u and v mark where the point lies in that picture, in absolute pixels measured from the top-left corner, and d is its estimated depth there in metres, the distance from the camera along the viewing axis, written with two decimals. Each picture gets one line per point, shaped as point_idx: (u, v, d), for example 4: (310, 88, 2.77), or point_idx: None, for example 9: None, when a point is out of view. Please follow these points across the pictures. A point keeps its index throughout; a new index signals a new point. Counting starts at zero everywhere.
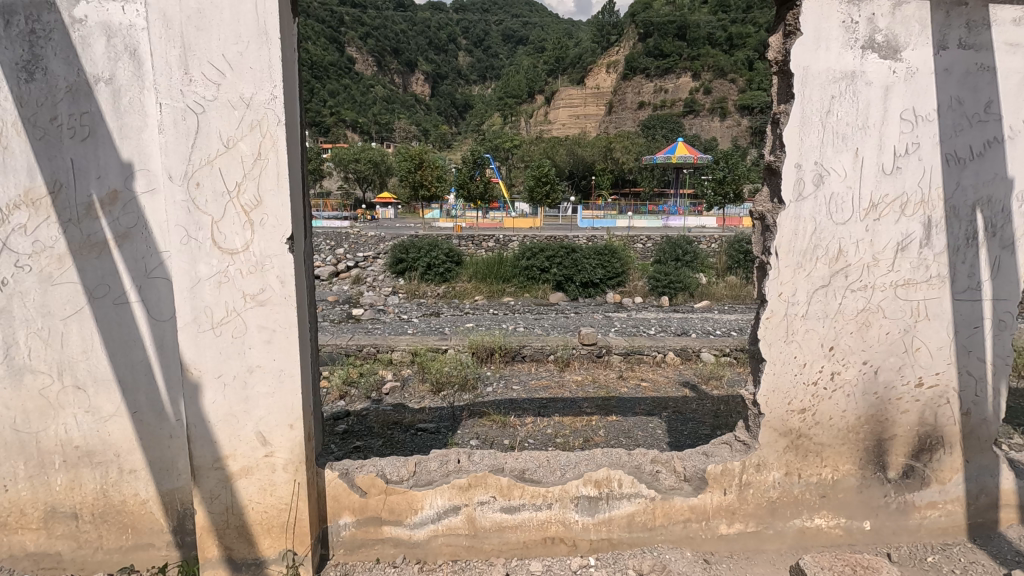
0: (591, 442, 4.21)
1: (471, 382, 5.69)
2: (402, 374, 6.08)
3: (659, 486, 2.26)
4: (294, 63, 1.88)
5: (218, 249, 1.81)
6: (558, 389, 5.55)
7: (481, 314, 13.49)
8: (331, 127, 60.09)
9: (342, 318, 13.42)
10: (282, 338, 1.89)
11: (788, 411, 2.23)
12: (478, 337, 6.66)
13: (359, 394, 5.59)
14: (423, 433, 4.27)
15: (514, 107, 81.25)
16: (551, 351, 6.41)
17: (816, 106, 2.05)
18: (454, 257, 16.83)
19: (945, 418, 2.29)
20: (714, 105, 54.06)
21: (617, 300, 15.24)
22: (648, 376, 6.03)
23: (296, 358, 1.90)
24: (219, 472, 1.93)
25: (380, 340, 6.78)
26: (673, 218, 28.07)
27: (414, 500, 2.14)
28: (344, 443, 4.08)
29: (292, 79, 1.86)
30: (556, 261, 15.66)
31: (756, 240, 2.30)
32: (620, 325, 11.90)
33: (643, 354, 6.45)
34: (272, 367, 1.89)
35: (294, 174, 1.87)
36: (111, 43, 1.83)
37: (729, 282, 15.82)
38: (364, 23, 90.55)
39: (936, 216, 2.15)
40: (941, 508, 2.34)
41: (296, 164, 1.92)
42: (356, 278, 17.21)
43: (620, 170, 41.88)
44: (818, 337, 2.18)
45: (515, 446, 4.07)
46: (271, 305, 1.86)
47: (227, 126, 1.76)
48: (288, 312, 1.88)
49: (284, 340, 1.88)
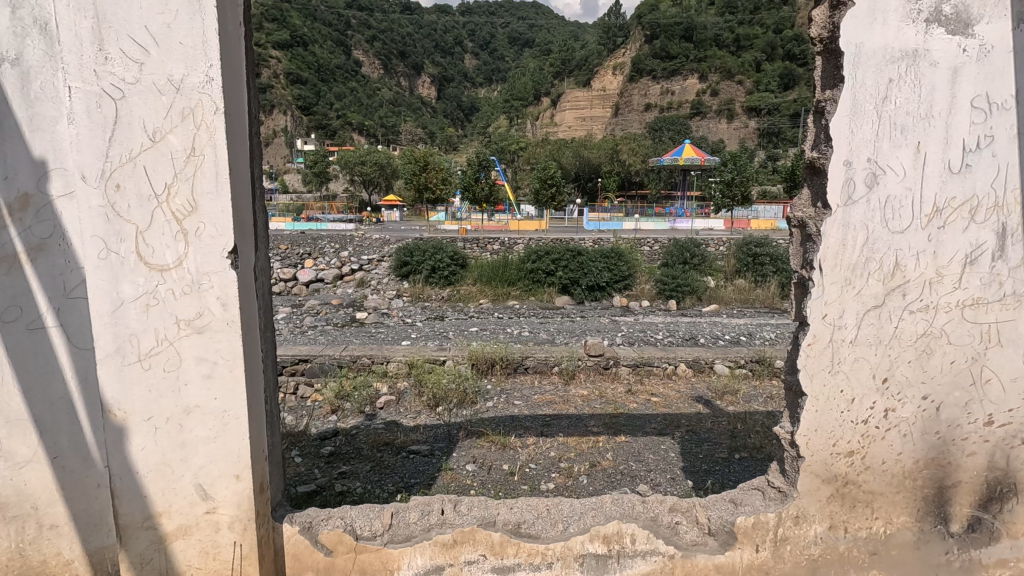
0: (598, 467, 3.86)
1: (470, 396, 5.38)
2: (398, 388, 5.77)
3: (680, 542, 1.92)
4: (239, 46, 1.57)
5: (145, 264, 1.49)
6: (563, 405, 5.20)
7: (486, 318, 13.15)
8: (337, 130, 60.66)
9: (344, 322, 13.17)
10: (224, 372, 1.56)
11: (834, 454, 1.88)
12: (479, 347, 6.33)
13: (353, 408, 5.32)
14: (417, 456, 3.94)
15: (520, 109, 81.43)
16: (555, 362, 6.08)
17: (870, 93, 1.71)
18: (459, 259, 16.49)
19: (1018, 463, 1.92)
20: (722, 107, 54.05)
21: (623, 303, 14.88)
22: (660, 390, 5.66)
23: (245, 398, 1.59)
24: (152, 533, 1.61)
25: (377, 349, 6.43)
26: (681, 220, 27.78)
27: (390, 560, 1.82)
28: (328, 468, 3.74)
29: (234, 60, 1.55)
30: (562, 264, 15.37)
31: (792, 250, 1.97)
32: (628, 329, 11.52)
33: (653, 366, 6.09)
34: (215, 408, 1.57)
35: (237, 173, 1.56)
36: (19, 19, 1.65)
37: (738, 285, 15.42)
38: (371, 26, 92.94)
39: (1012, 223, 1.79)
40: (1013, 567, 1.97)
41: (244, 163, 1.60)
42: (361, 281, 17.02)
43: (627, 172, 41.67)
44: (869, 367, 1.84)
45: (516, 472, 3.73)
46: (212, 331, 1.54)
47: (154, 114, 1.44)
48: (233, 340, 1.56)
49: (228, 375, 1.56)
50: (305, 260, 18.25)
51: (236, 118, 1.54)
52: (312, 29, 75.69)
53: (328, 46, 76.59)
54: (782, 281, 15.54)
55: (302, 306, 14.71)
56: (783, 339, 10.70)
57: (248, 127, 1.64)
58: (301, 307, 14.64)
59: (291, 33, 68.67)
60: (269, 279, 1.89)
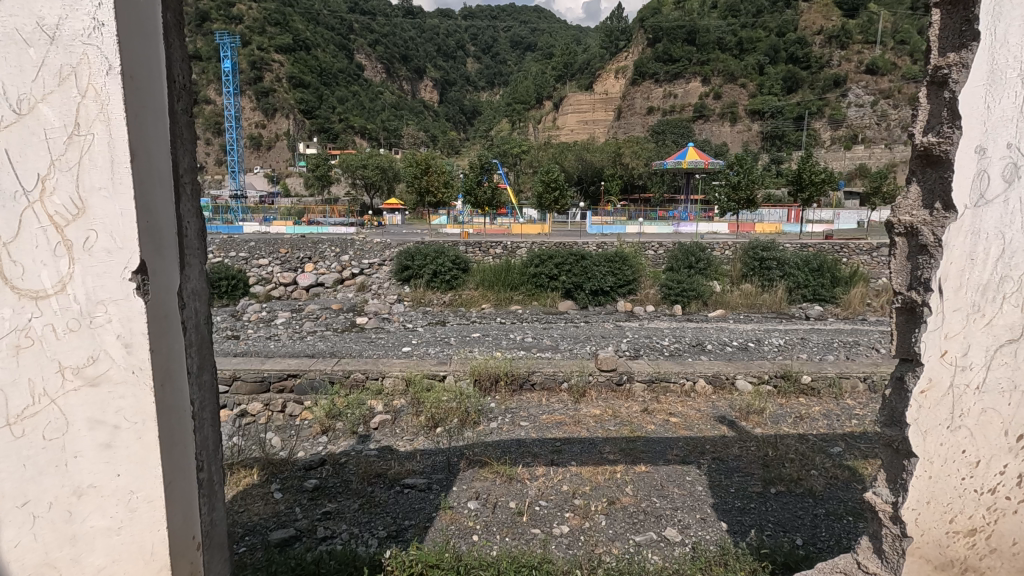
0: (618, 504, 3.39)
1: (472, 416, 4.95)
2: (393, 406, 5.34)
3: None
4: (159, 56, 1.54)
5: (15, 289, 1.41)
6: (574, 426, 4.75)
7: (488, 323, 12.77)
8: (340, 133, 60.97)
9: (344, 327, 12.82)
10: (124, 444, 1.49)
11: (951, 535, 1.79)
12: (480, 361, 5.89)
13: (345, 429, 4.95)
14: (412, 491, 3.49)
15: (522, 112, 81.63)
16: (564, 377, 5.65)
17: (1012, 58, 1.61)
18: (461, 263, 16.12)
19: None
20: (725, 109, 54.30)
21: (628, 308, 14.41)
22: (678, 410, 5.20)
23: (158, 476, 1.52)
24: None
25: (371, 363, 5.97)
26: (684, 224, 27.51)
27: None
28: (311, 506, 3.29)
29: (154, 69, 1.51)
30: (566, 268, 14.99)
31: (892, 263, 1.87)
32: (633, 335, 11.10)
33: (670, 382, 5.65)
34: (113, 484, 1.51)
35: (148, 190, 1.50)
36: None
37: (745, 290, 14.99)
38: (373, 31, 95.63)
39: None
40: None
41: (165, 184, 1.57)
42: (362, 285, 16.60)
43: (630, 175, 41.78)
44: (999, 423, 1.75)
45: (524, 511, 3.27)
46: (107, 384, 1.48)
47: (19, 76, 1.36)
48: (136, 398, 1.49)
49: (134, 441, 1.50)
50: (305, 265, 17.84)
51: (147, 115, 1.48)
52: (314, 33, 75.85)
53: (330, 50, 76.70)
54: (789, 286, 15.09)
55: (301, 311, 14.36)
56: (794, 345, 10.27)
57: (166, 110, 1.57)
58: (300, 312, 14.26)
59: (294, 38, 68.89)
60: (204, 306, 1.80)
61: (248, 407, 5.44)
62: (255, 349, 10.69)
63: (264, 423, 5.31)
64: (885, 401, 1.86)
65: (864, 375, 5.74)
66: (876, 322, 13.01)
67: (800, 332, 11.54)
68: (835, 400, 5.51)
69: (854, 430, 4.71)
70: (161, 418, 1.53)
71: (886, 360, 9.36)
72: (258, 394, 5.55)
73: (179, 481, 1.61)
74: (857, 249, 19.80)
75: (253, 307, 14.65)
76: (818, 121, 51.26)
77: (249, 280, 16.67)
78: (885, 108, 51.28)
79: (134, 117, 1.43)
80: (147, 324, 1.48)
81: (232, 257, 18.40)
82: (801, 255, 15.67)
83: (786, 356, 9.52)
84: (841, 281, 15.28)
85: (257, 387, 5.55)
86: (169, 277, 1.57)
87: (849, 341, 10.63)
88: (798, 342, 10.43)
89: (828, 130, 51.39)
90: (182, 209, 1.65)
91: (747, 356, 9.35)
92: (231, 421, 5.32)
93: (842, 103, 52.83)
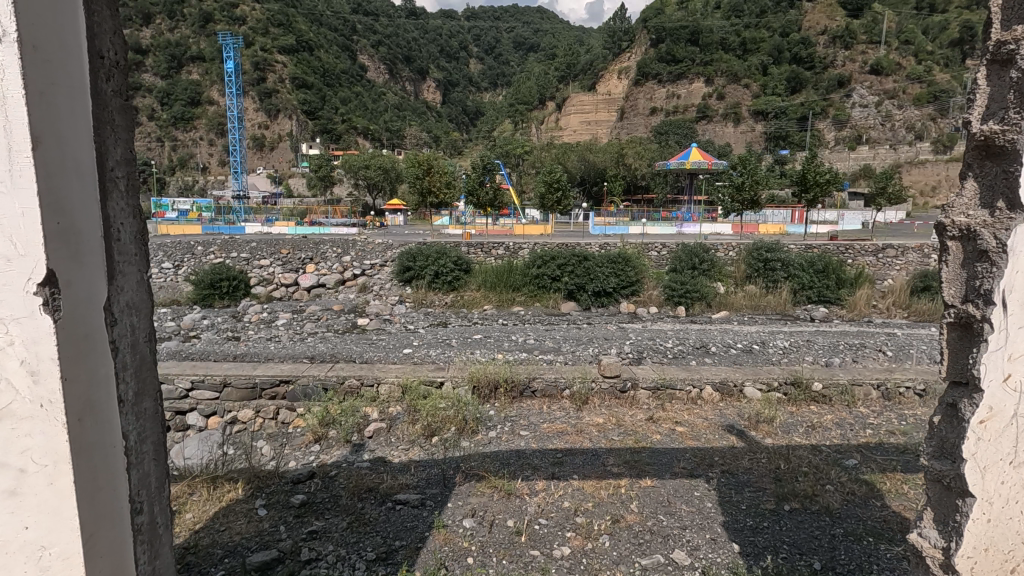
0: (622, 523, 3.19)
1: (471, 424, 4.76)
2: (389, 413, 5.17)
3: None
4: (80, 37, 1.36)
5: None
6: (576, 437, 4.55)
7: (490, 325, 12.60)
8: (342, 134, 60.99)
9: (345, 328, 12.66)
10: (34, 486, 1.32)
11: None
12: (479, 367, 5.71)
13: (338, 437, 4.78)
14: (404, 508, 3.30)
15: (525, 113, 81.56)
16: (566, 385, 5.48)
17: None
18: (462, 265, 15.99)
19: None
20: (728, 110, 54.12)
21: (631, 310, 14.23)
22: (684, 419, 5.00)
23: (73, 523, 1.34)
24: None
25: (367, 368, 5.76)
26: (688, 225, 27.33)
27: None
28: (297, 524, 3.11)
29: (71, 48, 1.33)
30: (568, 269, 14.83)
31: (946, 267, 1.94)
32: (636, 337, 10.87)
33: (676, 389, 5.46)
34: (26, 536, 1.34)
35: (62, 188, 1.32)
36: None
37: (749, 291, 14.82)
38: (375, 31, 95.66)
39: None
40: None
41: (85, 187, 1.39)
42: (363, 286, 16.45)
43: (633, 176, 41.63)
44: None
45: (524, 530, 3.08)
46: (16, 419, 1.30)
47: None
48: (47, 434, 1.31)
49: (45, 488, 1.32)
50: (306, 266, 17.69)
51: (58, 94, 1.30)
52: (317, 34, 75.96)
53: (333, 51, 76.75)
54: (794, 287, 14.86)
55: (302, 312, 14.22)
56: (799, 347, 10.03)
57: (90, 101, 1.39)
58: (301, 313, 14.12)
59: (297, 39, 68.97)
60: (141, 324, 1.62)
61: (239, 414, 5.31)
62: (255, 351, 10.53)
63: (256, 431, 5.19)
64: (935, 429, 1.96)
65: (878, 383, 5.54)
66: (882, 324, 12.80)
67: (805, 335, 11.35)
68: (847, 407, 5.30)
69: (868, 441, 4.51)
70: (82, 458, 1.35)
71: (892, 363, 9.13)
72: (250, 400, 5.36)
73: (106, 526, 1.43)
74: (863, 249, 19.59)
75: (255, 308, 14.55)
76: (821, 121, 51.08)
77: (250, 280, 16.55)
78: (890, 108, 51.11)
79: (39, 102, 1.24)
80: (55, 347, 1.29)
81: (233, 258, 18.28)
82: (805, 257, 15.47)
83: (792, 358, 9.30)
84: (846, 282, 15.04)
85: (248, 394, 5.34)
86: (89, 290, 1.39)
87: (855, 343, 10.41)
88: (803, 345, 10.20)
89: (832, 130, 51.20)
90: (110, 210, 1.48)
91: (750, 360, 9.17)
92: (222, 430, 5.20)
93: (846, 103, 52.70)
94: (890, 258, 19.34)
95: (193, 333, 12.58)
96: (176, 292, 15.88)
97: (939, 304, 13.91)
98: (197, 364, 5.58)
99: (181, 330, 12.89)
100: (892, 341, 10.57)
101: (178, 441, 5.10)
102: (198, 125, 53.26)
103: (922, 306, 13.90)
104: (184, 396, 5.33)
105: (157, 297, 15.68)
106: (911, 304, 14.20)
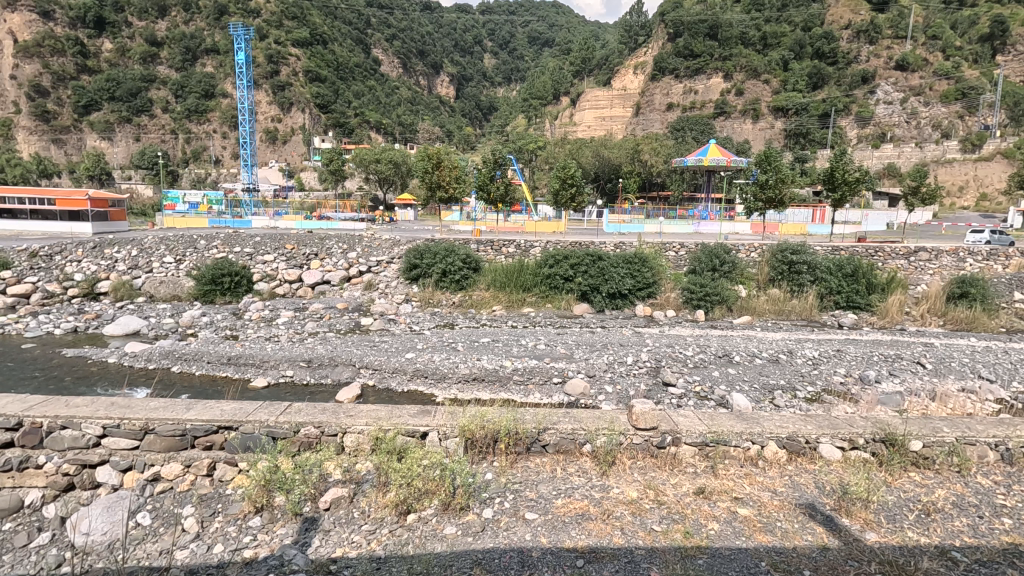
0: None
1: (459, 499, 3.54)
2: (355, 473, 3.97)
3: None
4: None
5: None
6: (606, 527, 3.28)
7: (498, 326, 11.43)
8: (354, 127, 60.27)
9: (348, 329, 11.53)
10: None
11: None
12: (474, 413, 4.41)
13: (287, 508, 3.58)
14: None
15: (539, 107, 80.41)
16: (585, 437, 4.23)
17: None
18: (471, 263, 14.83)
19: None
20: (748, 105, 52.77)
21: (648, 312, 12.91)
22: (746, 492, 3.73)
23: None
24: None
25: (320, 411, 4.44)
26: (705, 224, 26.02)
27: None
28: None
29: None
30: (582, 269, 13.67)
31: None
32: (654, 342, 9.56)
33: (730, 446, 4.18)
34: None
35: None
36: None
37: (774, 294, 13.45)
38: (390, 26, 96.13)
39: None
40: None
41: None
42: (369, 284, 15.25)
43: (649, 173, 40.18)
44: None
45: None
46: None
47: None
48: None
49: None
50: (311, 261, 16.49)
51: None
52: (331, 27, 75.61)
53: (347, 45, 76.38)
54: (821, 291, 13.51)
55: (305, 310, 13.03)
56: (830, 358, 8.66)
57: None
58: (303, 312, 12.94)
59: (311, 32, 67.86)
60: None
61: (163, 470, 4.08)
62: (251, 351, 9.41)
63: (184, 492, 3.97)
64: None
65: (996, 441, 4.23)
66: (916, 332, 11.37)
67: (837, 344, 9.99)
68: (960, 476, 4.00)
69: (1014, 543, 3.19)
70: None
71: (936, 379, 7.88)
72: (179, 451, 4.17)
73: None
74: (894, 252, 17.85)
75: (256, 305, 13.42)
76: (844, 118, 49.40)
77: (253, 276, 15.34)
78: (915, 105, 49.12)
79: None
80: None
81: (236, 253, 16.98)
82: (833, 259, 14.02)
83: (824, 373, 7.98)
84: (878, 286, 13.57)
85: (175, 444, 4.16)
86: None
87: (891, 353, 9.00)
88: (836, 354, 8.83)
89: (855, 127, 49.42)
90: None
91: (781, 374, 7.94)
92: (141, 490, 3.99)
93: (870, 100, 50.83)
94: (923, 263, 17.74)
95: (189, 332, 11.53)
96: (177, 287, 14.71)
97: (977, 312, 12.45)
98: (118, 402, 4.42)
99: (179, 328, 11.82)
100: (932, 351, 9.22)
101: (85, 504, 3.91)
102: (211, 117, 52.50)
103: (958, 313, 12.45)
104: (93, 445, 4.14)
105: (157, 292, 14.51)
106: (948, 311, 12.72)
